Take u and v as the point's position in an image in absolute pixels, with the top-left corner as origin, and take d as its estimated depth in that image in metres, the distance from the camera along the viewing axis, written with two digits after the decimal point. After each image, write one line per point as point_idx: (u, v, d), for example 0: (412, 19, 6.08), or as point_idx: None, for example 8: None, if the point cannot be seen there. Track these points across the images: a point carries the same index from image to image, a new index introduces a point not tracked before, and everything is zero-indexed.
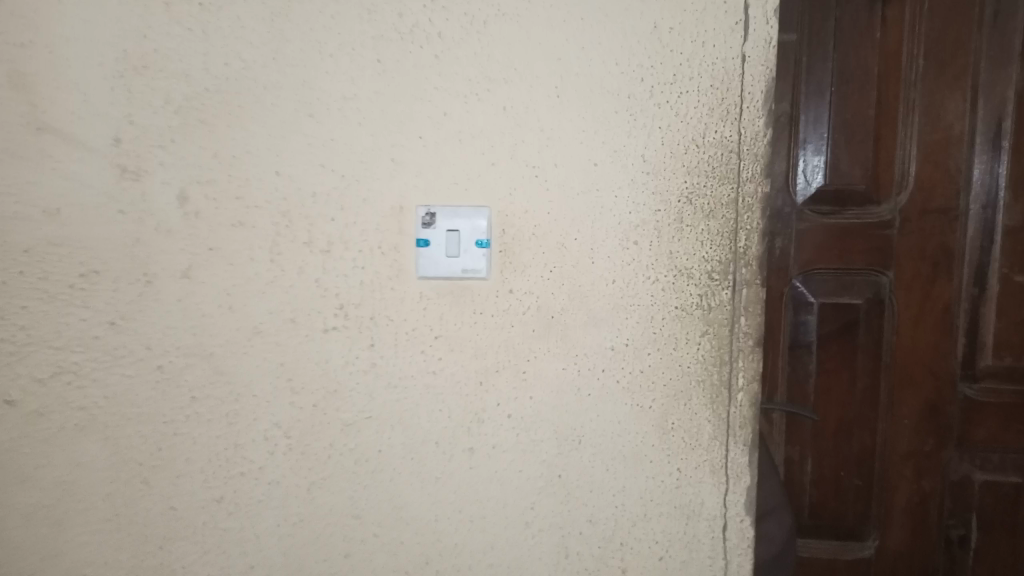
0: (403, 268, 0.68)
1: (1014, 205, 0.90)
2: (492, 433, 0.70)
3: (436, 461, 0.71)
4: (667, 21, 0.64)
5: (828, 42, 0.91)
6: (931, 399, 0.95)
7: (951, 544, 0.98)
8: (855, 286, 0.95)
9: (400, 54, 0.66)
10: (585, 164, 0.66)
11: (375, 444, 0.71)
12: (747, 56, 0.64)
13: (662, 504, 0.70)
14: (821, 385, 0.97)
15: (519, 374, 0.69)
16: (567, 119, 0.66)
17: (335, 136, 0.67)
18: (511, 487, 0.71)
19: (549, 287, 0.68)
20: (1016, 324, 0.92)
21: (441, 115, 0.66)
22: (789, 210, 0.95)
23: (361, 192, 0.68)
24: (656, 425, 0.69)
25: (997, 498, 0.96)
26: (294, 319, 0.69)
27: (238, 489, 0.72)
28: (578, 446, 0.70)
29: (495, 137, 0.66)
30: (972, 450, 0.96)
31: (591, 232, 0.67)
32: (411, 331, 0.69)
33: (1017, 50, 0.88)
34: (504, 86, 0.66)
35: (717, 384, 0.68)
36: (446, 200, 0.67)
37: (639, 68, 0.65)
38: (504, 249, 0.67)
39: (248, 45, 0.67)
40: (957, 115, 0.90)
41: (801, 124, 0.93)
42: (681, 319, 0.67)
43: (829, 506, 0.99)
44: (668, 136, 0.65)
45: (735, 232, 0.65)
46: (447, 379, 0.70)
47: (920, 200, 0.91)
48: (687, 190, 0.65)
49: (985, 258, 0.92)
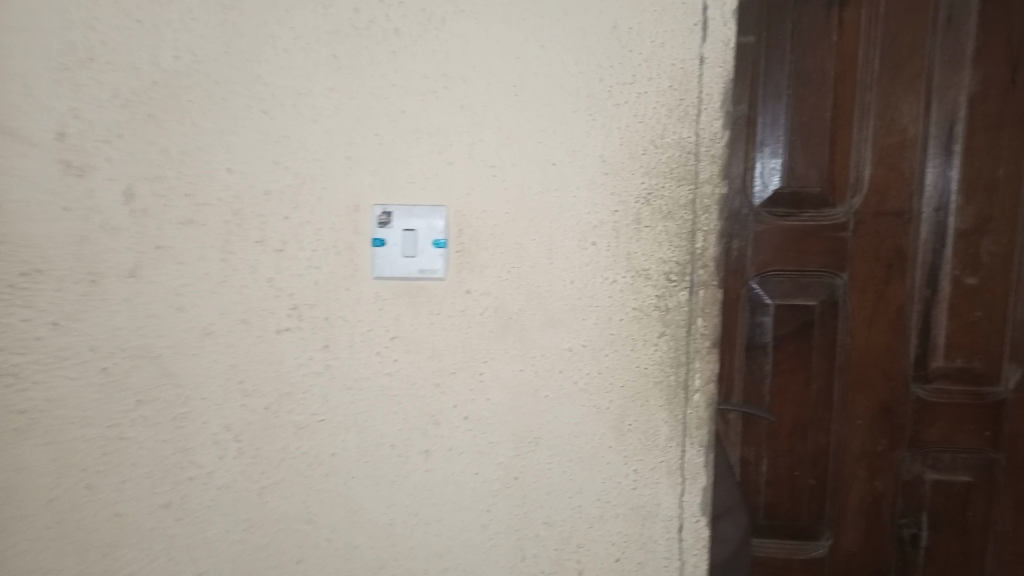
0: (358, 268, 0.67)
1: (964, 208, 0.92)
2: (448, 435, 0.69)
3: (392, 464, 0.70)
4: (626, 22, 0.64)
5: (786, 45, 0.91)
6: (884, 399, 0.97)
7: (903, 542, 1.00)
8: (811, 288, 0.96)
9: (356, 49, 0.65)
10: (544, 164, 0.65)
11: (328, 447, 0.69)
12: (704, 57, 0.64)
13: (619, 505, 0.70)
14: (777, 386, 0.98)
15: (476, 376, 0.68)
16: (526, 119, 0.65)
17: (288, 133, 0.66)
18: (468, 490, 0.70)
19: (507, 288, 0.67)
20: (966, 325, 0.94)
21: (398, 112, 0.65)
22: (746, 212, 0.95)
23: (315, 190, 0.66)
24: (613, 426, 0.69)
25: (948, 497, 0.98)
26: (246, 319, 0.67)
27: (187, 494, 0.70)
28: (535, 448, 0.69)
29: (452, 135, 0.65)
30: (925, 450, 0.98)
31: (550, 233, 0.66)
32: (366, 332, 0.68)
33: (969, 56, 0.90)
34: (462, 83, 0.65)
35: (674, 384, 0.68)
36: (402, 199, 0.66)
37: (598, 68, 0.64)
38: (462, 250, 0.66)
39: (198, 38, 0.65)
40: (911, 118, 0.91)
41: (758, 126, 0.93)
42: (639, 320, 0.67)
43: (784, 505, 1.00)
44: (627, 137, 0.65)
45: (693, 233, 0.65)
46: (403, 380, 0.68)
47: (874, 202, 0.93)
48: (645, 191, 0.65)
49: (938, 260, 0.94)
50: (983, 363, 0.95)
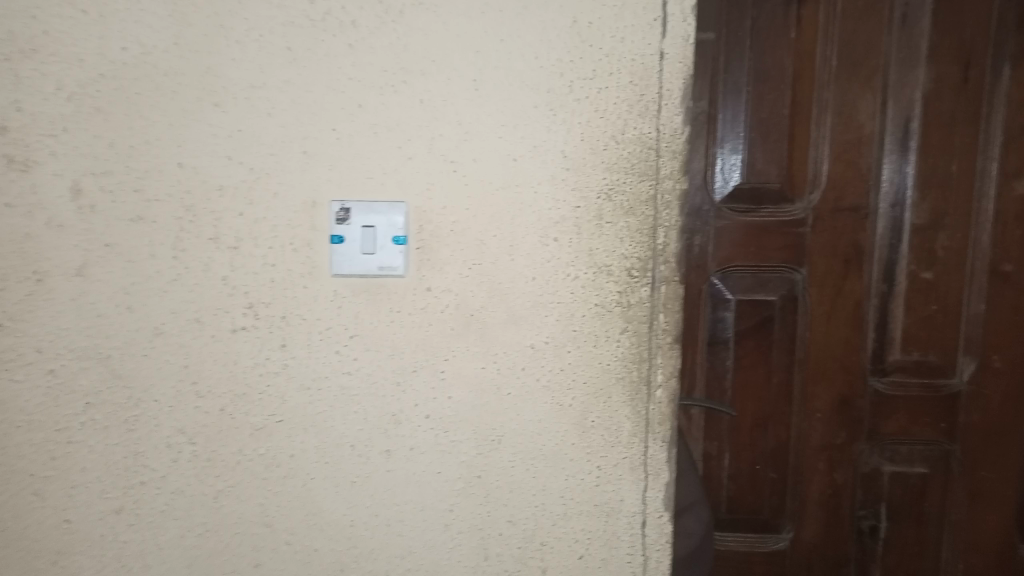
0: (316, 265, 0.66)
1: (919, 204, 0.94)
2: (409, 434, 0.68)
3: (352, 465, 0.68)
4: (586, 16, 0.64)
5: (744, 41, 0.92)
6: (843, 393, 0.98)
7: (862, 533, 1.01)
8: (771, 283, 0.96)
9: (312, 42, 0.64)
10: (504, 159, 0.65)
11: (286, 448, 0.68)
12: (664, 53, 0.64)
13: (583, 503, 0.70)
14: (738, 380, 0.99)
15: (437, 374, 0.67)
16: (486, 114, 0.64)
17: (242, 127, 0.64)
18: (430, 490, 0.69)
19: (468, 285, 0.66)
20: (922, 319, 0.96)
21: (356, 106, 0.64)
22: (707, 209, 0.96)
23: (271, 185, 0.65)
24: (576, 423, 0.68)
25: (906, 488, 0.99)
26: (199, 319, 0.66)
27: (138, 499, 0.68)
28: (497, 446, 0.68)
29: (412, 130, 0.64)
30: (883, 442, 0.99)
31: (511, 229, 0.65)
32: (325, 330, 0.67)
33: (923, 54, 0.91)
34: (421, 78, 0.64)
35: (637, 380, 0.68)
36: (361, 195, 0.65)
37: (558, 63, 0.64)
38: (422, 246, 0.66)
39: (147, 29, 0.63)
40: (868, 115, 0.92)
41: (718, 123, 0.93)
42: (601, 316, 0.67)
43: (746, 499, 1.01)
44: (588, 132, 0.65)
45: (654, 229, 0.65)
46: (363, 379, 0.67)
47: (831, 198, 0.94)
48: (606, 186, 0.65)
49: (894, 255, 0.95)
50: (938, 355, 0.96)
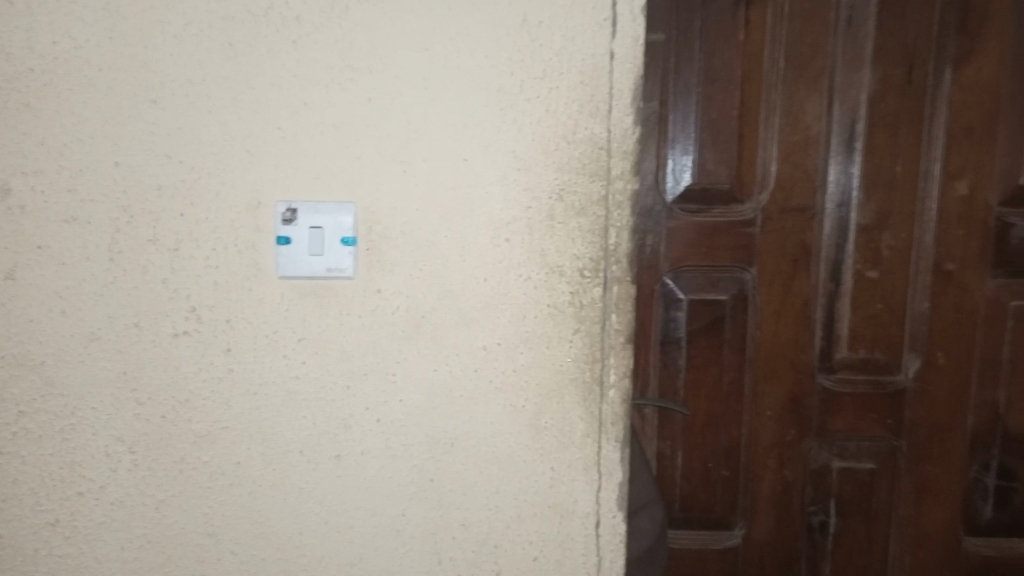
0: (261, 266, 0.64)
1: (865, 204, 0.95)
2: (359, 439, 0.67)
3: (300, 471, 0.67)
4: (535, 15, 0.63)
5: (694, 42, 0.92)
6: (793, 390, 0.99)
7: (813, 529, 1.02)
8: (722, 283, 0.97)
9: (253, 37, 0.62)
10: (454, 159, 0.64)
11: (230, 456, 0.66)
12: (614, 52, 0.64)
13: (537, 505, 0.69)
14: (691, 380, 0.99)
15: (388, 377, 0.66)
16: (435, 112, 0.63)
17: (182, 124, 0.62)
18: (381, 496, 0.68)
19: (419, 286, 0.65)
20: (869, 317, 0.97)
21: (300, 104, 0.63)
22: (658, 209, 0.96)
23: (212, 185, 0.63)
24: (529, 424, 0.68)
25: (854, 484, 1.01)
26: (137, 324, 0.64)
27: (75, 511, 0.66)
28: (449, 449, 0.67)
29: (360, 128, 0.63)
30: (832, 439, 1.00)
31: (462, 229, 0.65)
32: (271, 334, 0.65)
33: (867, 56, 0.93)
34: (367, 75, 0.63)
35: (590, 381, 0.68)
36: (307, 195, 0.63)
37: (508, 62, 0.63)
38: (371, 247, 0.64)
39: (79, 22, 0.60)
40: (814, 116, 0.94)
41: (669, 124, 0.94)
42: (553, 317, 0.66)
43: (699, 497, 1.01)
44: (539, 132, 0.64)
45: (606, 229, 0.65)
46: (311, 384, 0.66)
47: (779, 199, 0.95)
48: (558, 186, 0.65)
49: (841, 255, 0.96)
50: (884, 353, 0.98)
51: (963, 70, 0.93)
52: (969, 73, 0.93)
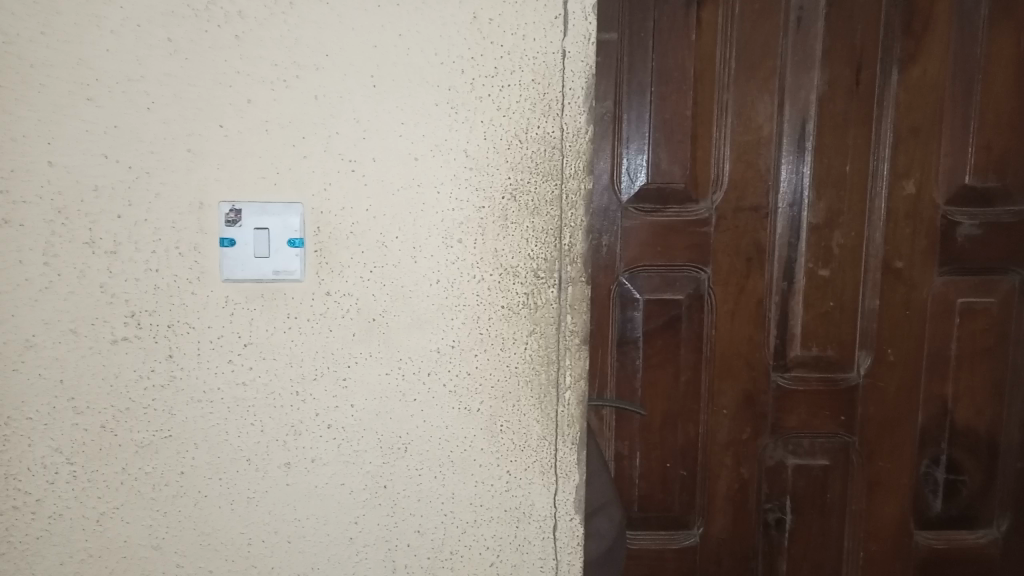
0: (205, 269, 0.62)
1: (816, 203, 0.96)
2: (310, 446, 0.65)
3: (249, 480, 0.65)
4: (486, 12, 0.62)
5: (647, 42, 0.92)
6: (748, 389, 1.00)
7: (769, 526, 1.03)
8: (677, 282, 0.97)
9: (195, 33, 0.60)
10: (405, 158, 0.63)
11: (174, 465, 0.64)
12: (566, 51, 0.63)
13: (493, 509, 0.68)
14: (647, 380, 0.99)
15: (339, 382, 0.65)
16: (385, 111, 0.62)
17: (121, 123, 0.60)
18: (333, 504, 0.66)
19: (370, 288, 0.64)
20: (820, 315, 0.98)
21: (245, 102, 0.61)
22: (614, 209, 0.96)
23: (153, 185, 0.61)
24: (484, 427, 0.67)
25: (808, 480, 1.02)
26: (75, 330, 0.61)
27: (11, 526, 0.63)
28: (403, 454, 0.66)
29: (307, 127, 0.62)
30: (786, 436, 1.01)
31: (414, 230, 0.63)
32: (216, 339, 0.63)
33: (817, 57, 0.94)
34: (315, 73, 0.61)
35: (545, 382, 0.67)
36: (253, 196, 0.62)
37: (459, 59, 0.62)
38: (320, 249, 0.63)
39: (11, 17, 0.58)
40: (766, 116, 0.94)
41: (623, 123, 0.93)
42: (508, 318, 0.66)
43: (656, 497, 1.01)
44: (491, 131, 0.63)
45: (560, 229, 0.65)
46: (259, 390, 0.64)
47: (733, 198, 0.96)
48: (511, 186, 0.64)
49: (793, 253, 0.97)
50: (836, 350, 0.99)
51: (909, 71, 0.94)
52: (915, 74, 0.94)
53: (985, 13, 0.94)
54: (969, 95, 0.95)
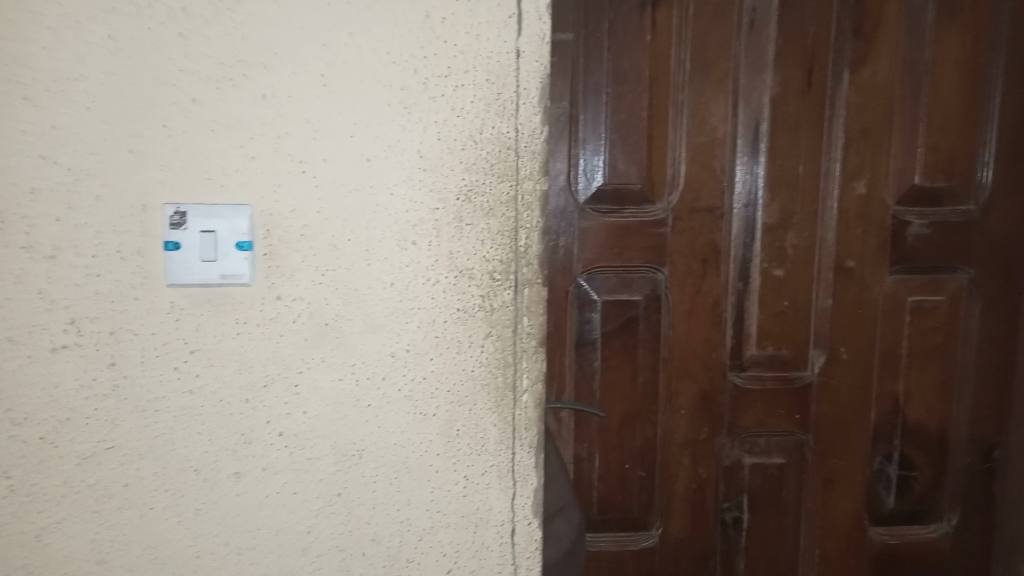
0: (148, 273, 0.60)
1: (770, 204, 0.97)
2: (261, 454, 0.63)
3: (197, 491, 0.63)
4: (439, 11, 0.61)
5: (603, 43, 0.92)
6: (705, 388, 1.00)
7: (727, 525, 1.03)
8: (635, 283, 0.97)
9: (137, 30, 0.58)
10: (357, 159, 0.62)
11: (119, 477, 0.62)
12: (521, 51, 0.63)
13: (451, 515, 0.67)
14: (605, 381, 0.99)
15: (291, 388, 0.63)
16: (336, 111, 0.61)
17: (59, 123, 0.58)
18: (286, 513, 0.65)
19: (322, 292, 0.62)
20: (775, 315, 0.99)
21: (189, 101, 0.59)
22: (571, 210, 0.95)
23: (93, 188, 0.59)
24: (440, 432, 0.66)
25: (765, 479, 1.03)
26: (12, 339, 0.59)
27: None
28: (358, 461, 0.65)
29: (254, 127, 0.60)
30: (742, 435, 1.02)
31: (367, 233, 0.62)
32: (162, 346, 0.61)
33: (769, 59, 0.95)
34: (262, 71, 0.60)
35: (502, 386, 0.66)
36: (199, 198, 0.60)
37: (412, 59, 0.61)
38: (269, 252, 0.61)
39: None
40: (720, 118, 0.95)
41: (580, 124, 0.93)
42: (464, 321, 0.65)
43: (615, 499, 1.01)
44: (445, 132, 0.62)
45: (516, 231, 0.64)
46: (207, 398, 0.62)
47: (689, 199, 0.96)
48: (465, 187, 0.63)
49: (748, 254, 0.98)
50: (790, 350, 1.00)
51: (859, 73, 0.96)
52: (866, 76, 0.96)
53: (932, 16, 0.96)
54: (918, 96, 0.97)
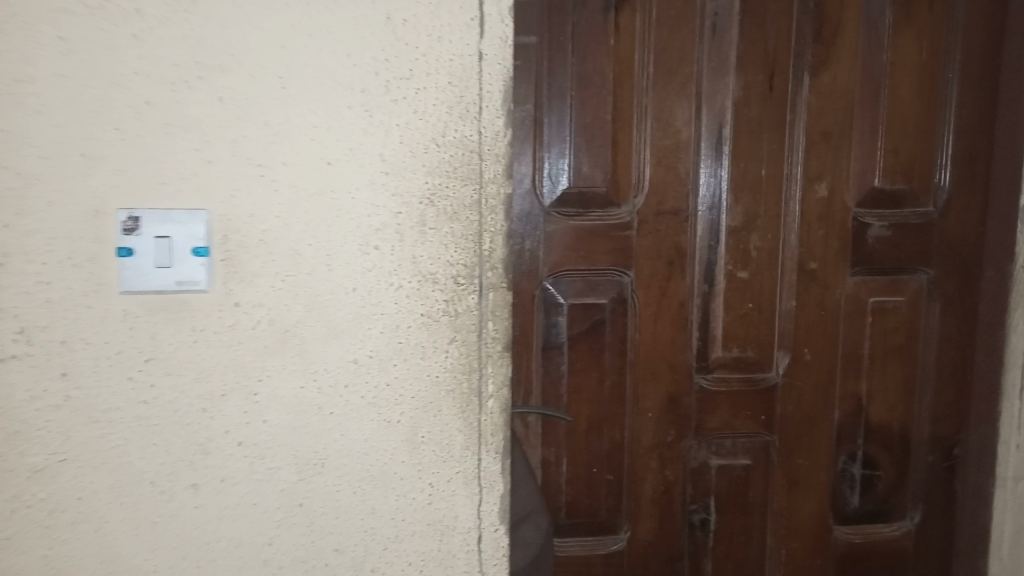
0: (101, 280, 0.59)
1: (734, 206, 0.98)
2: (220, 465, 0.62)
3: (153, 504, 0.61)
4: (400, 13, 0.60)
5: (566, 46, 0.92)
6: (671, 391, 1.00)
7: (694, 527, 1.03)
8: (601, 286, 0.97)
9: (89, 31, 0.56)
10: (318, 163, 0.60)
11: (72, 490, 0.60)
12: (483, 54, 0.62)
13: (416, 523, 0.66)
14: (572, 385, 0.98)
15: (250, 397, 0.62)
16: (296, 114, 0.60)
17: (7, 126, 0.56)
18: (246, 525, 0.63)
19: (282, 298, 0.61)
20: (740, 317, 1.00)
21: (143, 104, 0.58)
22: (537, 214, 0.95)
23: (44, 193, 0.57)
24: (405, 439, 0.65)
25: (731, 480, 1.03)
26: None
27: None
28: (321, 470, 0.64)
29: (211, 131, 0.59)
30: (709, 437, 1.02)
31: (328, 238, 0.61)
32: (115, 355, 0.59)
33: (732, 63, 0.95)
34: (219, 73, 0.58)
35: (467, 391, 0.65)
36: (153, 203, 0.58)
37: (373, 61, 0.60)
38: (227, 258, 0.60)
39: None
40: (684, 121, 0.95)
41: (545, 128, 0.93)
42: (428, 327, 0.64)
43: (583, 503, 1.00)
44: (407, 135, 0.61)
45: (480, 235, 0.63)
46: (164, 408, 0.61)
47: (653, 202, 0.96)
48: (429, 191, 0.62)
49: (713, 256, 0.99)
50: (755, 351, 1.01)
51: (820, 77, 0.97)
52: (826, 80, 0.97)
53: (891, 21, 0.97)
54: (877, 100, 0.98)
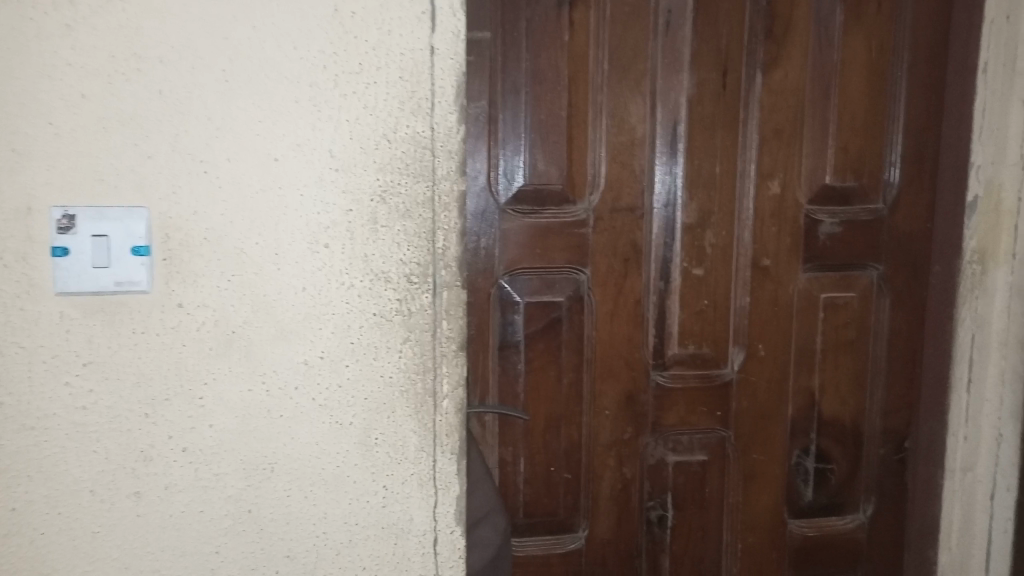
0: (34, 282, 0.56)
1: (689, 203, 0.98)
2: (163, 472, 0.60)
3: (93, 513, 0.59)
4: (348, 5, 0.59)
5: (520, 42, 0.91)
6: (628, 388, 1.00)
7: (652, 524, 1.04)
8: (557, 284, 0.97)
9: (18, 21, 0.54)
10: (264, 159, 0.59)
11: (6, 500, 0.58)
12: (435, 48, 0.60)
13: (370, 527, 0.65)
14: (529, 384, 0.98)
15: (195, 402, 0.60)
16: (239, 109, 0.58)
17: None
18: (192, 533, 0.61)
19: (227, 298, 0.59)
20: (695, 313, 1.00)
21: (77, 96, 0.55)
22: (492, 211, 0.94)
23: None
24: (357, 442, 0.63)
25: (687, 476, 1.03)
26: None
27: None
28: (270, 475, 0.62)
29: (149, 126, 0.57)
30: (666, 434, 1.02)
31: (275, 236, 0.59)
32: (50, 359, 0.57)
33: (685, 60, 0.95)
34: (158, 66, 0.56)
35: (422, 392, 0.64)
36: (89, 201, 0.56)
37: (320, 55, 0.59)
38: (168, 257, 0.58)
39: None
40: (639, 118, 0.95)
41: (499, 125, 0.92)
42: (380, 326, 0.62)
43: (542, 503, 1.00)
44: (357, 131, 0.60)
45: (433, 232, 0.62)
46: (103, 413, 0.58)
47: (609, 199, 0.96)
48: (380, 188, 0.61)
49: (668, 253, 0.99)
50: (711, 348, 1.01)
51: (772, 74, 0.98)
52: (778, 78, 0.98)
53: (840, 19, 0.98)
54: (828, 98, 0.99)
